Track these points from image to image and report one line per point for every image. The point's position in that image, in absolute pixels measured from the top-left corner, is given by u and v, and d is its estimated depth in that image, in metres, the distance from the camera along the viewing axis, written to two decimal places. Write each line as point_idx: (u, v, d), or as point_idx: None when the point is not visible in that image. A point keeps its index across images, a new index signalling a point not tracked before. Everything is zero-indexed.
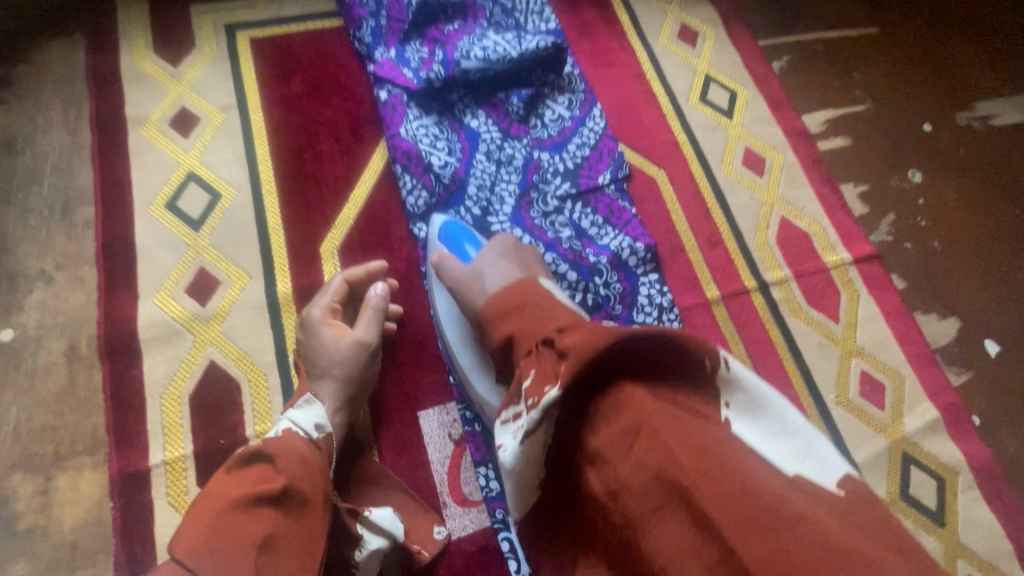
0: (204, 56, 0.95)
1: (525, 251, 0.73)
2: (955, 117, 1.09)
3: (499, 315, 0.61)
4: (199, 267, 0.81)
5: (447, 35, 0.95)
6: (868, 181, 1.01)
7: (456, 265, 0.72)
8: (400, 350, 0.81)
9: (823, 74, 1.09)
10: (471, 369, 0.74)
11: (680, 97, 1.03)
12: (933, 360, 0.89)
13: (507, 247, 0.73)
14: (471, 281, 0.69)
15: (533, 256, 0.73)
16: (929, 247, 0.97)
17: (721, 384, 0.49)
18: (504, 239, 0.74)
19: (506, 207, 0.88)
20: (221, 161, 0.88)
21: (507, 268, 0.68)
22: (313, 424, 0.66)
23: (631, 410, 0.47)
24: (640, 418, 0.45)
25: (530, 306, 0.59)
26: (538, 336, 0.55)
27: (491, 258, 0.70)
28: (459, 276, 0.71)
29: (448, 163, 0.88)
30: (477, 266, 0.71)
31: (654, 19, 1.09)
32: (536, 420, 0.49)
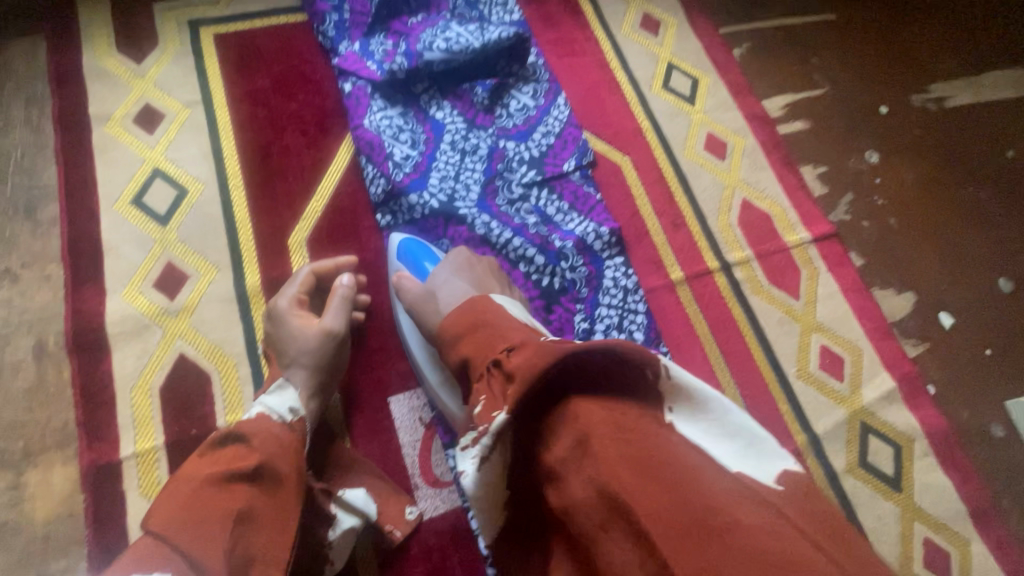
0: (168, 53, 0.95)
1: (480, 264, 0.76)
2: (910, 99, 1.12)
3: (455, 338, 0.62)
4: (167, 261, 0.82)
5: (410, 27, 0.96)
6: (826, 163, 1.04)
7: (415, 285, 0.75)
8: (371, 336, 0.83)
9: (782, 59, 1.12)
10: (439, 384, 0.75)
11: (642, 85, 1.05)
12: (889, 333, 0.92)
13: (463, 263, 0.76)
14: (427, 303, 0.72)
15: (492, 268, 0.77)
16: (886, 225, 1.00)
17: (667, 393, 0.52)
18: (462, 255, 0.76)
19: (471, 195, 0.89)
20: (187, 157, 0.88)
21: (461, 288, 0.72)
22: (287, 408, 0.66)
23: (528, 350, 0.54)
24: (531, 357, 0.52)
25: (484, 324, 0.60)
26: (487, 357, 0.57)
27: (445, 278, 0.73)
28: (415, 297, 0.74)
29: (411, 154, 0.90)
30: (432, 287, 0.73)
31: (617, 8, 1.11)
32: (487, 444, 0.52)
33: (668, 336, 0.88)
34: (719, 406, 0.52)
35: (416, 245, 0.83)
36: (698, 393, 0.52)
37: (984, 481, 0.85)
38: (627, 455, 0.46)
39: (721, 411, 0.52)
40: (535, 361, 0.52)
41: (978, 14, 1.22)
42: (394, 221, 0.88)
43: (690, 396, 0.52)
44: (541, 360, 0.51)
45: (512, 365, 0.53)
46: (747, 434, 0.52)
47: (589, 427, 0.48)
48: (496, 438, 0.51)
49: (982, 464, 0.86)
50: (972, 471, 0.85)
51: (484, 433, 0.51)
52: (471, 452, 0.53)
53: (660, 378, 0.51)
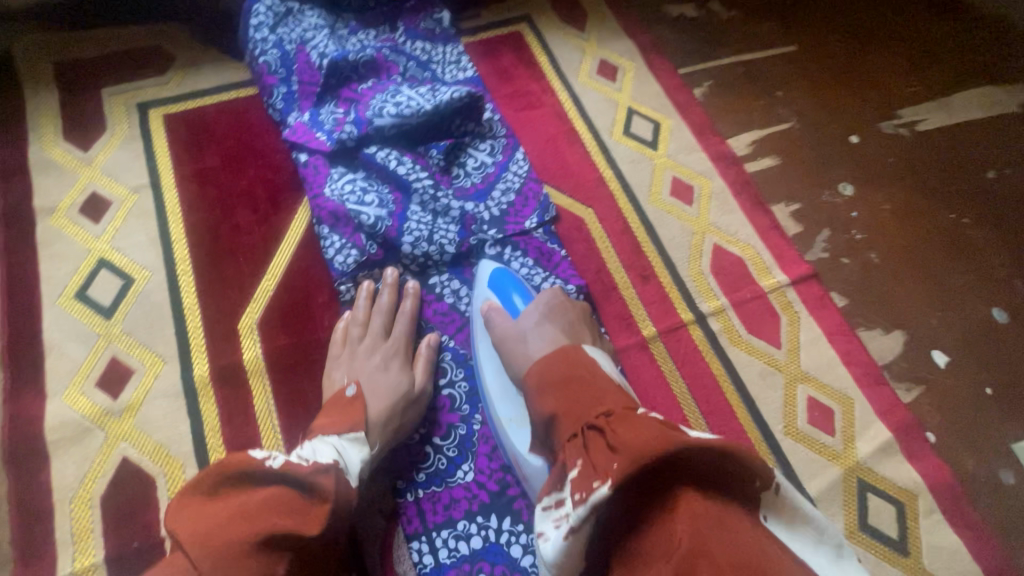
0: (116, 138, 0.94)
1: (572, 312, 0.76)
2: (881, 126, 1.10)
3: (544, 387, 0.63)
4: (111, 357, 0.78)
5: (360, 94, 0.95)
6: (799, 200, 1.00)
7: (504, 321, 0.75)
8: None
9: (746, 95, 1.10)
10: (511, 422, 0.73)
11: (603, 133, 1.03)
12: (880, 378, 0.87)
13: (556, 308, 0.76)
14: (516, 343, 0.72)
15: (582, 316, 0.76)
16: (866, 260, 0.96)
17: (766, 501, 0.50)
18: (554, 300, 0.76)
19: (446, 256, 0.87)
20: (134, 244, 0.86)
21: (553, 337, 0.71)
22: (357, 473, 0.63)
23: (634, 425, 0.52)
24: (640, 433, 0.50)
25: (579, 381, 0.62)
26: (581, 420, 0.58)
27: (537, 321, 0.73)
28: (505, 334, 0.74)
29: (380, 218, 0.85)
30: (522, 330, 0.74)
31: (573, 57, 1.10)
32: (580, 515, 0.50)
33: (644, 397, 0.83)
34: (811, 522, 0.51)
35: (504, 276, 0.82)
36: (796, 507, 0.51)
37: (998, 537, 0.78)
38: (733, 555, 0.43)
39: (817, 528, 0.51)
40: (642, 438, 0.50)
41: (943, 36, 1.20)
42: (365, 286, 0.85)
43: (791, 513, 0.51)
44: (644, 440, 0.49)
45: (617, 436, 0.52)
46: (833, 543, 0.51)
47: (691, 522, 0.45)
48: (591, 512, 0.49)
49: (994, 518, 0.79)
50: (984, 527, 0.79)
51: (581, 502, 0.50)
52: (554, 516, 0.53)
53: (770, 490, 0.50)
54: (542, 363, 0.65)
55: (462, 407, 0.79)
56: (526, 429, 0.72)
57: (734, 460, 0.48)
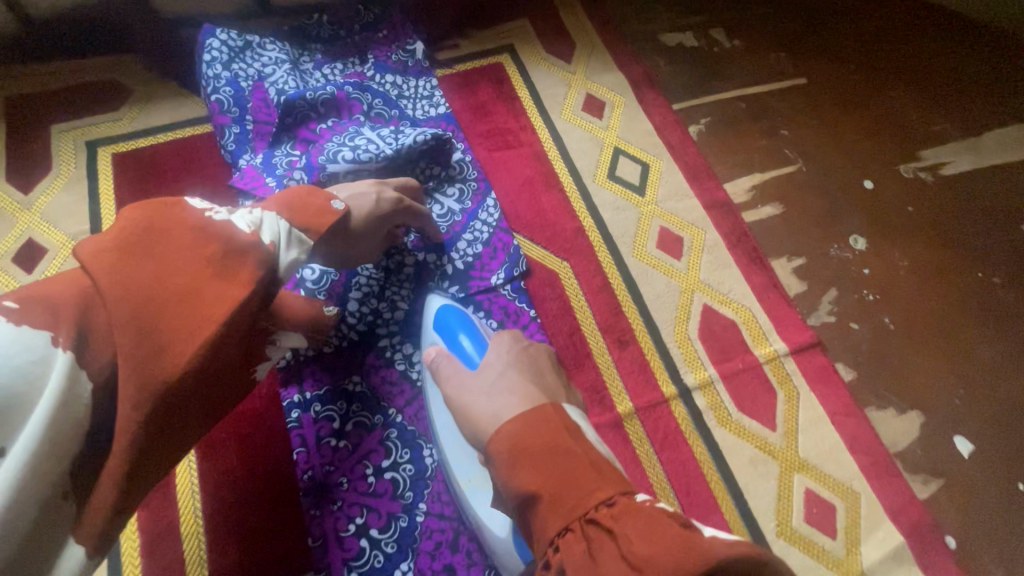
0: (60, 179, 0.88)
1: (538, 354, 0.57)
2: (898, 169, 0.99)
3: (516, 458, 0.43)
4: None
5: (318, 134, 0.87)
6: (803, 254, 0.90)
7: (456, 374, 0.58)
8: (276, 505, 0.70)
9: (747, 134, 1.00)
10: (468, 483, 0.65)
11: (585, 176, 0.94)
12: (892, 469, 0.75)
13: (517, 350, 0.57)
14: (474, 399, 0.52)
15: (551, 360, 0.57)
16: (879, 325, 0.85)
17: None
18: (512, 341, 0.58)
19: (397, 315, 0.79)
20: None
21: (519, 382, 0.52)
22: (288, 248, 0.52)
23: (642, 525, 0.37)
24: (659, 541, 0.36)
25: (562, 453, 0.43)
26: (577, 511, 0.41)
27: (499, 368, 0.54)
28: (462, 388, 0.55)
29: (325, 274, 0.79)
30: (481, 382, 0.54)
31: (556, 92, 1.01)
32: None
33: None
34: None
35: (450, 312, 0.72)
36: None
37: None
38: None
39: None
40: (670, 552, 0.34)
41: (972, 69, 1.09)
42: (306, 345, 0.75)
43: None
44: (663, 552, 0.35)
45: (630, 547, 0.36)
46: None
47: None
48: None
49: None
50: None
51: None
52: None
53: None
54: (513, 423, 0.45)
55: (405, 494, 0.70)
56: (488, 491, 0.65)
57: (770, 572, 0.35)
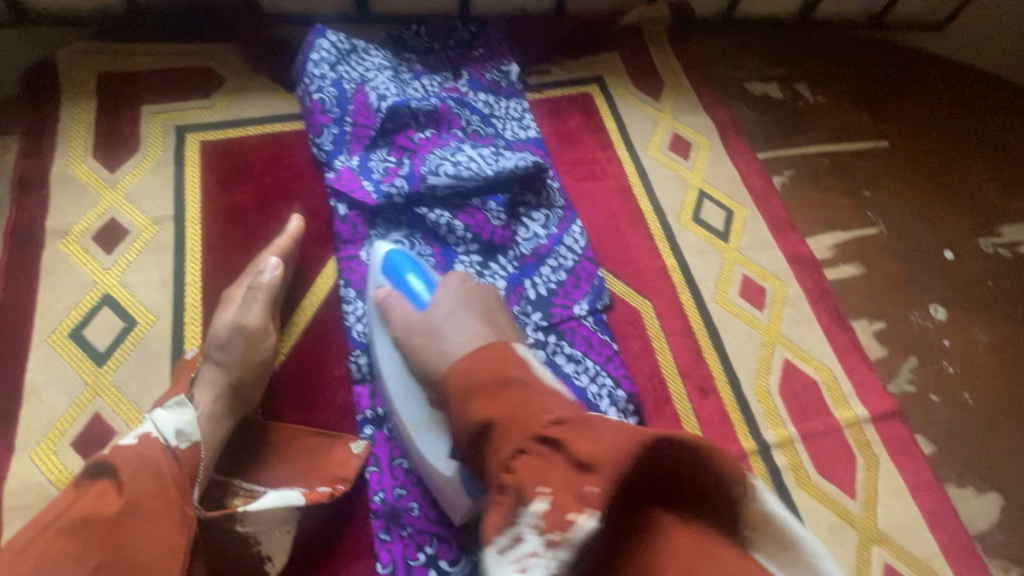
0: (147, 162, 0.87)
1: (482, 299, 0.67)
2: (979, 242, 0.98)
3: (470, 392, 0.54)
4: (94, 413, 0.68)
5: (417, 144, 0.87)
6: (884, 318, 0.89)
7: (406, 315, 0.66)
8: (343, 521, 0.68)
9: (829, 191, 1.00)
10: (415, 428, 0.65)
11: (670, 216, 0.93)
12: (973, 552, 0.74)
13: (464, 290, 0.67)
14: (429, 341, 0.63)
15: (496, 304, 0.67)
16: (959, 400, 0.84)
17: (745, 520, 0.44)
18: (461, 281, 0.68)
19: None
20: (143, 283, 0.77)
21: (471, 329, 0.61)
22: (173, 431, 0.59)
23: (581, 435, 0.46)
24: (607, 443, 0.45)
25: (513, 389, 0.53)
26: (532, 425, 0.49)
27: (449, 311, 0.64)
28: (411, 324, 0.65)
29: None
30: (435, 322, 0.64)
31: (644, 127, 1.01)
32: (563, 559, 0.41)
33: None
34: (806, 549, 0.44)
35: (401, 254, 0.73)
36: (780, 524, 0.43)
37: None
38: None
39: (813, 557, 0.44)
40: (613, 448, 0.44)
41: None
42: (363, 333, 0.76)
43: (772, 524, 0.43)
44: (613, 454, 0.44)
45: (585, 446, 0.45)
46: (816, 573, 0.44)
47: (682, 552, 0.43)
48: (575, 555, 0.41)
49: None
50: None
51: (562, 544, 0.41)
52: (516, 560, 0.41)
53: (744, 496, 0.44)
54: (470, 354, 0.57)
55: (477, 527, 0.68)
56: (437, 438, 0.66)
57: (695, 465, 0.45)
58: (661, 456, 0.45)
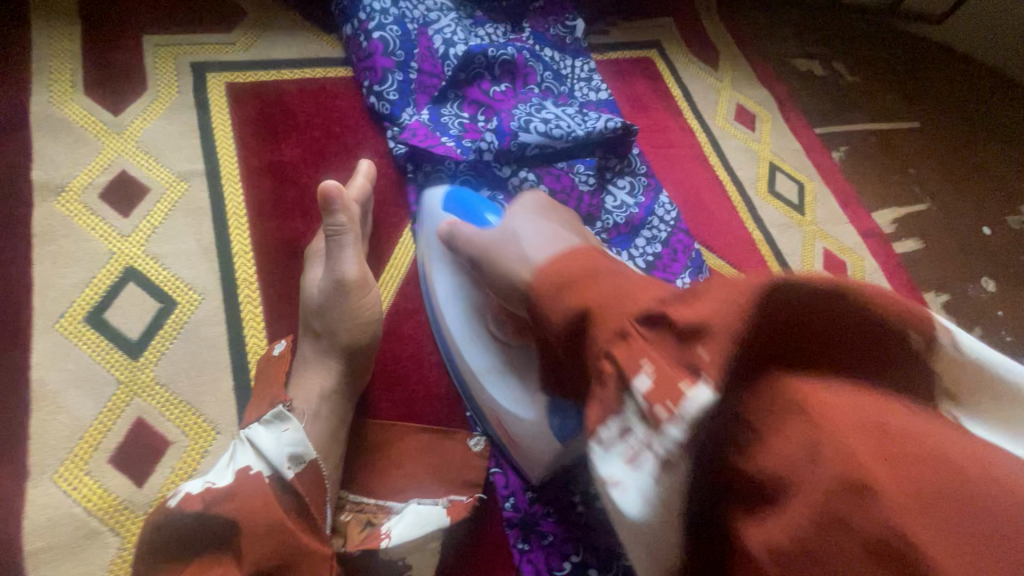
0: (160, 105, 0.69)
1: (560, 215, 0.59)
2: (1009, 219, 1.03)
3: (557, 287, 0.41)
4: (137, 419, 0.53)
5: (494, 98, 0.76)
6: (947, 290, 0.91)
7: (474, 233, 0.56)
8: (471, 532, 0.58)
9: (880, 168, 1.01)
10: (485, 374, 0.58)
11: (748, 188, 0.90)
12: None
13: (540, 207, 0.59)
14: (502, 244, 0.53)
15: (570, 221, 0.59)
16: (1020, 366, 0.87)
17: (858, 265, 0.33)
18: (536, 198, 0.60)
19: None
20: (177, 254, 0.61)
21: (552, 232, 0.53)
22: (284, 458, 0.48)
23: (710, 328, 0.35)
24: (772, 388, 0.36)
25: (605, 277, 0.40)
26: None
27: (526, 218, 0.55)
28: (484, 242, 0.55)
29: None
30: (508, 229, 0.55)
31: (708, 97, 0.97)
32: (676, 445, 0.31)
33: None
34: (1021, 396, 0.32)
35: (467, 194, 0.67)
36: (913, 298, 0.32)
37: None
38: None
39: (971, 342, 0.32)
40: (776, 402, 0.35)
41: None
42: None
43: (977, 370, 0.32)
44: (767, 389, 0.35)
45: None
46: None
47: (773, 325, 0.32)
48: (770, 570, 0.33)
49: None
50: None
51: (670, 421, 0.31)
52: (622, 451, 0.34)
53: (937, 344, 0.31)
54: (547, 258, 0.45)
55: None
56: (513, 386, 0.57)
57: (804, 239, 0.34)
58: (771, 307, 0.32)
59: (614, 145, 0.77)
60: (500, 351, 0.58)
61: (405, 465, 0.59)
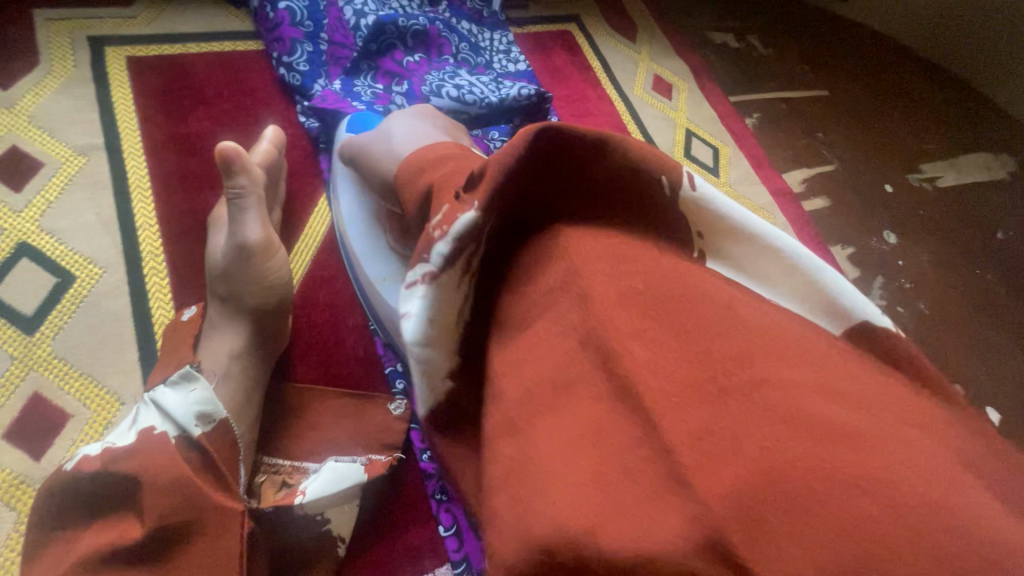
0: (53, 80, 0.67)
1: (443, 120, 0.60)
2: (908, 177, 1.10)
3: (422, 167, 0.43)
4: (34, 392, 0.53)
5: (407, 68, 0.77)
6: (852, 244, 0.97)
7: (361, 138, 0.57)
8: (391, 488, 0.59)
9: (791, 133, 1.07)
10: (383, 282, 0.58)
11: (665, 152, 0.93)
12: None
13: (421, 114, 0.59)
14: (378, 147, 0.54)
15: (456, 126, 0.61)
16: (918, 310, 0.94)
17: (683, 207, 0.37)
18: (421, 109, 0.60)
19: None
20: (74, 228, 0.60)
21: (425, 133, 0.54)
22: (189, 417, 0.48)
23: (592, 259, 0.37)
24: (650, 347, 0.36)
25: (455, 162, 0.42)
26: None
27: (403, 120, 0.56)
28: (364, 146, 0.57)
29: None
30: (385, 132, 0.56)
31: (627, 68, 1.00)
32: (443, 256, 0.35)
33: None
34: (807, 273, 0.37)
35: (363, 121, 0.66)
36: (726, 218, 0.37)
37: None
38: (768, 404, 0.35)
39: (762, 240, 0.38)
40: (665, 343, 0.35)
41: (956, 103, 1.23)
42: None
43: (718, 221, 0.37)
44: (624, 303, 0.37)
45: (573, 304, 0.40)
46: (831, 298, 0.37)
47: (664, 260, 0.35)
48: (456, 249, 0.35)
49: None
50: None
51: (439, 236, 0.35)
52: (418, 292, 0.36)
53: (678, 192, 0.37)
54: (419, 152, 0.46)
55: None
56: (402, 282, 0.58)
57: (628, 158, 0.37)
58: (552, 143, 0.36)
59: (529, 112, 0.80)
60: (393, 257, 0.59)
61: (323, 428, 0.59)
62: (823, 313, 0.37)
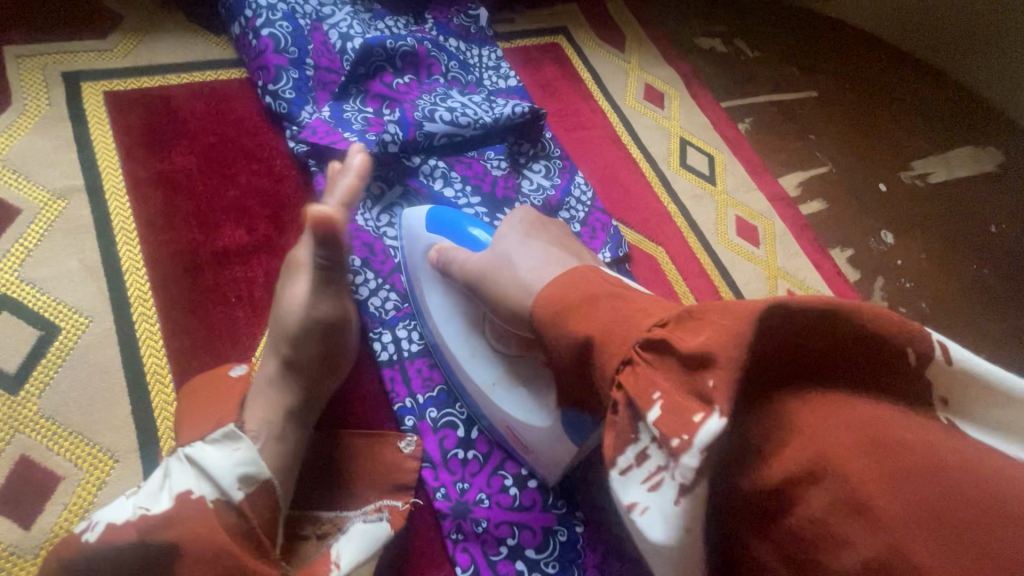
0: (27, 119, 0.64)
1: (553, 228, 0.59)
2: (901, 175, 1.10)
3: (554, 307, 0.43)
4: (22, 455, 0.50)
5: (398, 90, 0.75)
6: (851, 245, 0.97)
7: (471, 260, 0.57)
8: (405, 532, 0.57)
9: (783, 136, 1.06)
10: (491, 388, 0.58)
11: (660, 162, 0.92)
12: None
13: (531, 222, 0.58)
14: (496, 273, 0.53)
15: (561, 231, 0.59)
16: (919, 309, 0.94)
17: (937, 378, 0.33)
18: (527, 215, 0.59)
19: None
20: (57, 277, 0.57)
21: (543, 251, 0.53)
22: (231, 479, 0.46)
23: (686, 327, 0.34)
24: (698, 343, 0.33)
25: (606, 302, 0.41)
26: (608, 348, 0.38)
27: (519, 240, 0.55)
28: (479, 269, 0.55)
29: None
30: (498, 251, 0.55)
31: (617, 78, 0.99)
32: (691, 470, 0.30)
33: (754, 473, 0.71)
34: (1001, 391, 0.32)
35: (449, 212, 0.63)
36: (977, 375, 0.32)
37: None
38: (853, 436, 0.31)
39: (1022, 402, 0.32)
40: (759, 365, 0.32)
41: (942, 98, 1.24)
42: (385, 307, 0.65)
43: (975, 381, 0.32)
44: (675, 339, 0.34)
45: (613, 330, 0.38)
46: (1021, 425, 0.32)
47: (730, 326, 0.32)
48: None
49: None
50: None
51: (686, 451, 0.30)
52: (643, 477, 0.34)
53: (931, 360, 0.32)
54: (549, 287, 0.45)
55: (557, 504, 0.59)
56: (516, 395, 0.57)
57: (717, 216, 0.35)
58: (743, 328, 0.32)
59: (524, 129, 0.79)
60: (500, 366, 0.59)
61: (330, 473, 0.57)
62: (1018, 442, 0.32)
